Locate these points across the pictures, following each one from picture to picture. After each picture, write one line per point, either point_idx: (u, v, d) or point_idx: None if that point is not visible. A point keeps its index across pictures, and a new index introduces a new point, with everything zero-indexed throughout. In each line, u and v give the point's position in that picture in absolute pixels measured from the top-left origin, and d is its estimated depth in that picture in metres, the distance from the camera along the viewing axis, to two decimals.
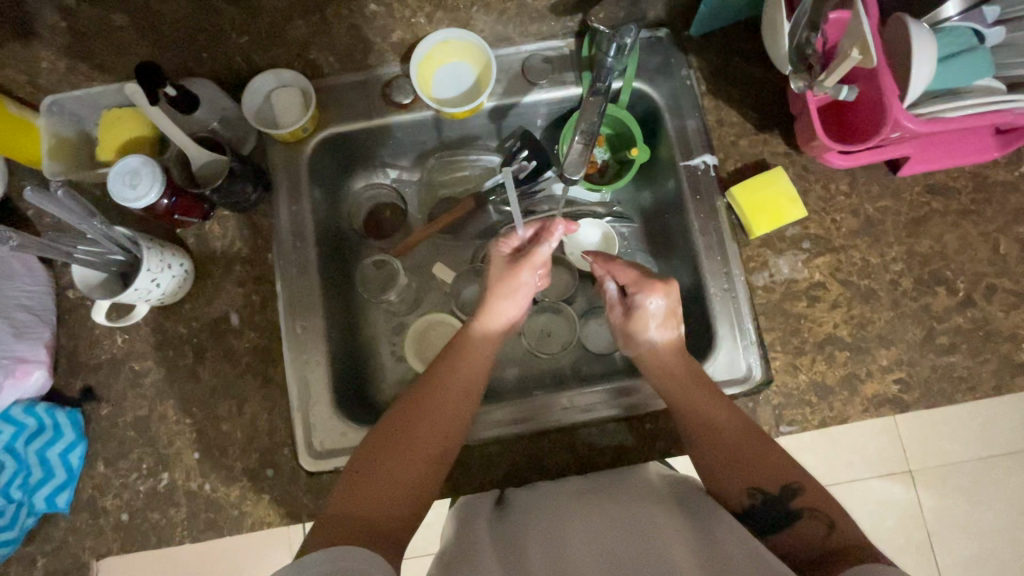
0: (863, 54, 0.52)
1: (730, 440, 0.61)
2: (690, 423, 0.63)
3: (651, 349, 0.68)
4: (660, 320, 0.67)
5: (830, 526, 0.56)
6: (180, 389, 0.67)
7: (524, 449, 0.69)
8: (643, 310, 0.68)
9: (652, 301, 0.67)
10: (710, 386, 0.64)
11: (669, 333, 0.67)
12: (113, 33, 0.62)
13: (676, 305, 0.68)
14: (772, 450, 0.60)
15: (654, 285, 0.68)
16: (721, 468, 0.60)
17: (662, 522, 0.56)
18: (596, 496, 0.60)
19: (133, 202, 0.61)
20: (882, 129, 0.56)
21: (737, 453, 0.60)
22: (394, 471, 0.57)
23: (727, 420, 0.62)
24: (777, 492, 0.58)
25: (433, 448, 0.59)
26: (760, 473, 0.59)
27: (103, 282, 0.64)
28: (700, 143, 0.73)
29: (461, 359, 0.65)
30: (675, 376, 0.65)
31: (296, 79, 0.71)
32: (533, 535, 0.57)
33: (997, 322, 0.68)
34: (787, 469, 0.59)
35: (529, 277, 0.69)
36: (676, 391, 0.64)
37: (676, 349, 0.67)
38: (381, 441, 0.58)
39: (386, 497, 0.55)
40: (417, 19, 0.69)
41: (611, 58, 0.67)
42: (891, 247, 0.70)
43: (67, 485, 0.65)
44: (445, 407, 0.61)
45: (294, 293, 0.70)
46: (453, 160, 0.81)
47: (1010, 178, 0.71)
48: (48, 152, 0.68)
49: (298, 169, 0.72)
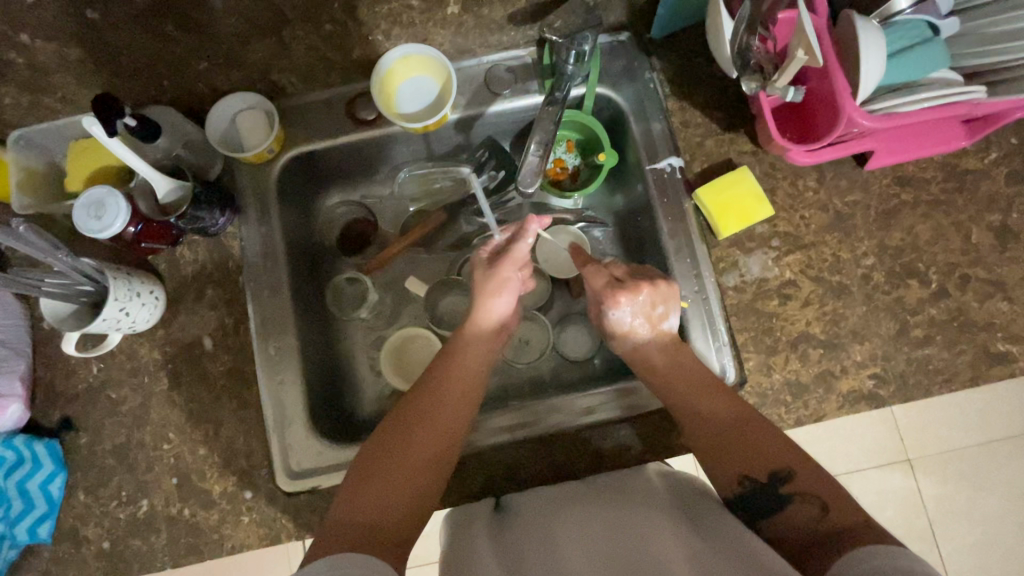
0: (809, 54, 0.53)
1: (716, 426, 0.61)
2: (681, 414, 0.63)
3: (635, 348, 0.69)
4: (638, 324, 0.68)
5: (824, 509, 0.53)
6: (157, 415, 0.68)
7: (529, 454, 0.68)
8: (615, 318, 0.70)
9: (619, 310, 0.69)
10: (698, 381, 0.64)
11: (652, 333, 0.68)
12: (71, 66, 0.62)
13: (659, 302, 0.67)
14: (765, 436, 0.59)
15: (618, 294, 0.69)
16: (708, 456, 0.60)
17: (662, 525, 0.56)
18: (601, 504, 0.59)
19: (99, 233, 0.61)
20: (836, 126, 0.55)
21: (726, 442, 0.60)
22: (397, 469, 0.57)
23: (722, 409, 0.62)
24: (763, 478, 0.57)
25: (437, 449, 0.59)
26: (753, 461, 0.58)
27: (73, 313, 0.64)
28: (666, 145, 0.73)
29: (461, 359, 0.66)
30: (655, 371, 0.66)
31: (260, 101, 0.70)
32: (529, 537, 0.57)
33: (972, 312, 0.67)
34: (780, 455, 0.58)
35: (513, 272, 0.70)
36: (663, 380, 0.65)
37: (665, 347, 0.68)
38: (383, 441, 0.59)
39: (390, 500, 0.55)
40: (376, 35, 0.68)
41: (570, 65, 0.69)
42: (862, 241, 0.70)
43: (48, 515, 0.65)
44: (449, 407, 0.62)
45: (267, 314, 0.70)
46: (425, 175, 0.80)
47: (980, 166, 0.71)
48: (15, 185, 0.68)
49: (266, 191, 0.72)
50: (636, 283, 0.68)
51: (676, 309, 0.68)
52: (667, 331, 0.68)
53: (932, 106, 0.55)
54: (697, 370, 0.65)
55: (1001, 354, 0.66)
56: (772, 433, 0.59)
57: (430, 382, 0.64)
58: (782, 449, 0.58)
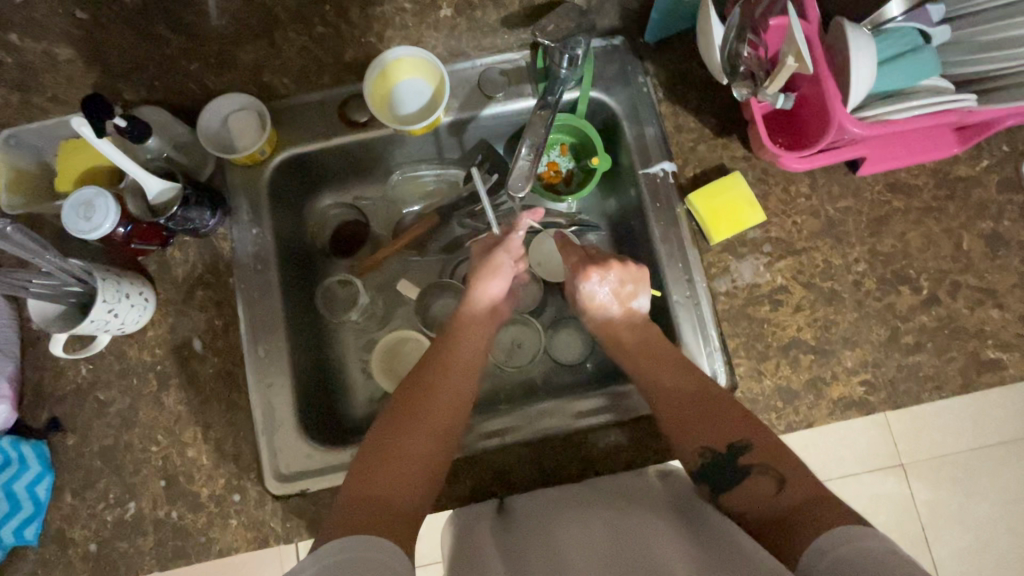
0: (800, 61, 0.53)
1: (680, 398, 0.63)
2: (649, 389, 0.66)
3: (605, 323, 0.73)
4: (609, 299, 0.72)
5: (781, 482, 0.55)
6: (145, 416, 0.67)
7: (526, 458, 0.68)
8: (585, 292, 0.73)
9: (590, 284, 0.72)
10: (662, 354, 0.67)
11: (618, 309, 0.72)
12: (61, 66, 0.62)
13: (628, 281, 0.71)
14: (726, 407, 0.61)
15: (589, 269, 0.72)
16: (672, 429, 0.62)
17: (661, 529, 0.57)
18: (601, 506, 0.60)
19: (87, 234, 0.61)
20: (827, 133, 0.55)
21: (690, 415, 0.62)
22: (402, 450, 0.58)
23: (686, 383, 0.64)
24: (722, 449, 0.59)
25: (440, 430, 0.61)
26: (714, 432, 0.60)
27: (61, 315, 0.64)
28: (659, 150, 0.73)
29: (460, 347, 0.68)
30: (622, 344, 0.70)
31: (251, 101, 0.70)
32: (534, 547, 0.58)
33: (963, 319, 0.67)
34: (741, 428, 0.60)
35: (507, 259, 0.72)
36: (631, 354, 0.69)
37: (628, 321, 0.72)
38: (386, 425, 0.61)
39: (396, 481, 0.56)
40: (368, 37, 0.68)
41: (563, 69, 0.69)
42: (854, 247, 0.70)
43: (34, 517, 0.65)
44: (450, 391, 0.64)
45: (257, 316, 0.70)
46: (414, 175, 0.81)
47: (972, 173, 0.71)
48: (6, 186, 0.68)
49: (258, 192, 0.72)
50: (606, 259, 0.72)
51: (644, 290, 0.72)
52: (634, 309, 0.71)
53: (922, 114, 0.55)
54: (663, 347, 0.68)
55: (991, 361, 0.67)
56: (733, 407, 0.62)
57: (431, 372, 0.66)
58: (742, 423, 0.60)
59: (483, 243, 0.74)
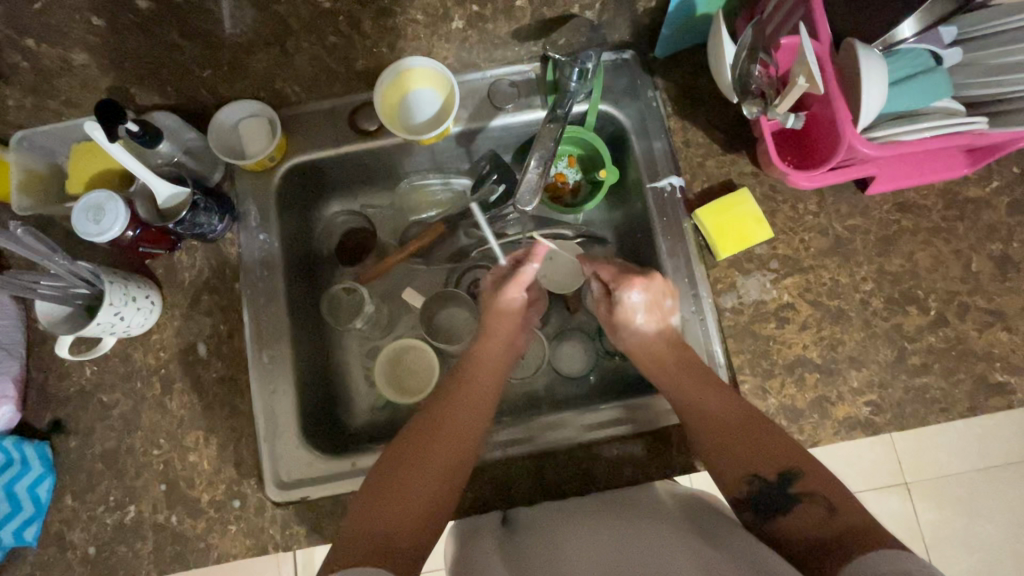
0: (810, 81, 0.53)
1: (713, 426, 0.61)
2: (687, 413, 0.63)
3: (640, 337, 0.70)
4: (645, 314, 0.69)
5: (830, 509, 0.54)
6: (148, 420, 0.67)
7: (533, 471, 0.68)
8: (623, 306, 0.70)
9: (632, 295, 0.69)
10: (700, 376, 0.65)
11: (658, 323, 0.69)
12: (75, 71, 0.62)
13: (666, 296, 0.69)
14: (765, 433, 0.60)
15: (632, 281, 0.69)
16: (712, 450, 0.61)
17: (678, 543, 0.55)
18: (609, 518, 0.59)
19: (96, 237, 0.61)
20: (837, 153, 0.55)
21: (723, 444, 0.60)
22: (412, 483, 0.57)
23: (722, 413, 0.61)
24: (774, 478, 0.57)
25: (452, 460, 0.60)
26: (760, 458, 0.58)
27: (65, 318, 0.63)
28: (667, 165, 0.73)
29: (475, 375, 0.67)
30: (663, 365, 0.67)
31: (263, 109, 0.71)
32: (538, 550, 0.57)
33: (971, 341, 0.67)
34: (784, 454, 0.58)
35: (516, 293, 0.72)
36: (666, 377, 0.67)
37: (665, 338, 0.69)
38: (396, 455, 0.60)
39: (400, 514, 0.55)
40: (380, 48, 0.68)
41: (574, 83, 0.68)
42: (861, 266, 0.69)
43: (34, 519, 0.65)
44: (461, 419, 0.63)
45: (262, 323, 0.70)
46: (423, 185, 0.81)
47: (982, 194, 0.70)
48: (18, 187, 0.68)
49: (267, 198, 0.73)
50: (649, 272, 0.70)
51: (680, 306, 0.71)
52: (673, 325, 0.69)
53: (933, 136, 0.55)
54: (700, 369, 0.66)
55: (998, 385, 0.66)
56: (773, 437, 0.59)
57: (442, 402, 0.64)
58: (784, 455, 0.58)
59: (496, 273, 0.74)
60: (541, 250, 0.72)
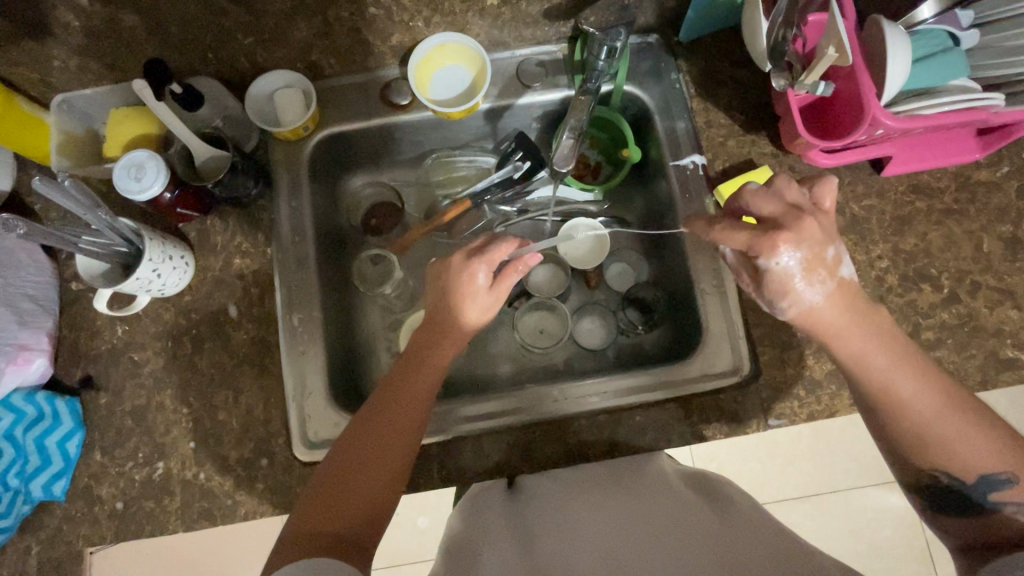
0: (839, 51, 0.56)
1: (913, 422, 0.53)
2: (879, 401, 0.53)
3: (807, 309, 0.55)
4: (803, 274, 0.53)
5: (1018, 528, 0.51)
6: (178, 379, 0.68)
7: (543, 433, 0.69)
8: (775, 276, 0.54)
9: (785, 257, 0.53)
10: (888, 349, 0.54)
11: (831, 284, 0.54)
12: (123, 32, 0.64)
13: (828, 245, 0.54)
14: (976, 433, 0.52)
15: (778, 240, 0.53)
16: (904, 442, 0.54)
17: (683, 510, 0.58)
18: (618, 490, 0.61)
19: (137, 194, 0.62)
20: (861, 126, 0.58)
21: (923, 440, 0.53)
22: (365, 470, 0.53)
23: (924, 403, 0.52)
24: (971, 479, 0.53)
25: (402, 441, 0.55)
26: (958, 459, 0.52)
27: (105, 272, 0.65)
28: (689, 144, 0.75)
29: (426, 365, 0.60)
30: (841, 338, 0.54)
31: (298, 80, 0.73)
32: (544, 522, 0.59)
33: (983, 318, 0.69)
34: (982, 455, 0.52)
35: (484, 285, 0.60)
36: (846, 353, 0.54)
37: (842, 301, 0.54)
38: (343, 460, 0.54)
39: (350, 504, 0.52)
40: (416, 22, 0.71)
41: (602, 61, 0.68)
42: (877, 245, 0.72)
43: (64, 473, 0.65)
44: (412, 393, 0.58)
45: (292, 286, 0.71)
46: (448, 162, 0.83)
47: (993, 178, 0.73)
48: (57, 148, 0.69)
49: (299, 166, 0.74)
50: (798, 221, 0.54)
51: (844, 250, 0.55)
52: (843, 279, 0.55)
53: (952, 111, 0.58)
54: (884, 339, 0.54)
55: (1010, 360, 0.68)
56: (965, 421, 0.52)
57: (396, 381, 0.59)
58: (981, 446, 0.52)
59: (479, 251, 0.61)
60: (536, 263, 0.61)
